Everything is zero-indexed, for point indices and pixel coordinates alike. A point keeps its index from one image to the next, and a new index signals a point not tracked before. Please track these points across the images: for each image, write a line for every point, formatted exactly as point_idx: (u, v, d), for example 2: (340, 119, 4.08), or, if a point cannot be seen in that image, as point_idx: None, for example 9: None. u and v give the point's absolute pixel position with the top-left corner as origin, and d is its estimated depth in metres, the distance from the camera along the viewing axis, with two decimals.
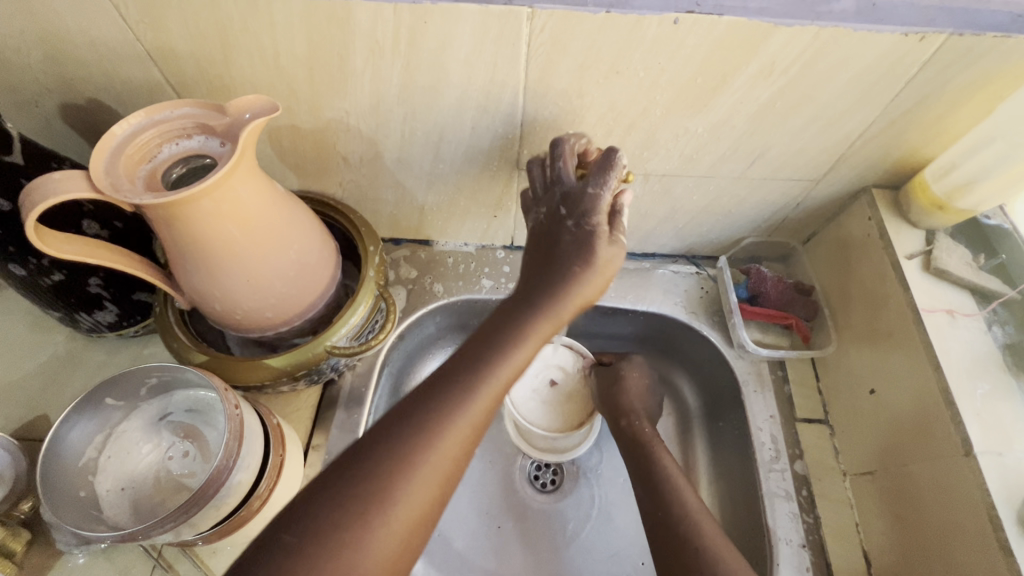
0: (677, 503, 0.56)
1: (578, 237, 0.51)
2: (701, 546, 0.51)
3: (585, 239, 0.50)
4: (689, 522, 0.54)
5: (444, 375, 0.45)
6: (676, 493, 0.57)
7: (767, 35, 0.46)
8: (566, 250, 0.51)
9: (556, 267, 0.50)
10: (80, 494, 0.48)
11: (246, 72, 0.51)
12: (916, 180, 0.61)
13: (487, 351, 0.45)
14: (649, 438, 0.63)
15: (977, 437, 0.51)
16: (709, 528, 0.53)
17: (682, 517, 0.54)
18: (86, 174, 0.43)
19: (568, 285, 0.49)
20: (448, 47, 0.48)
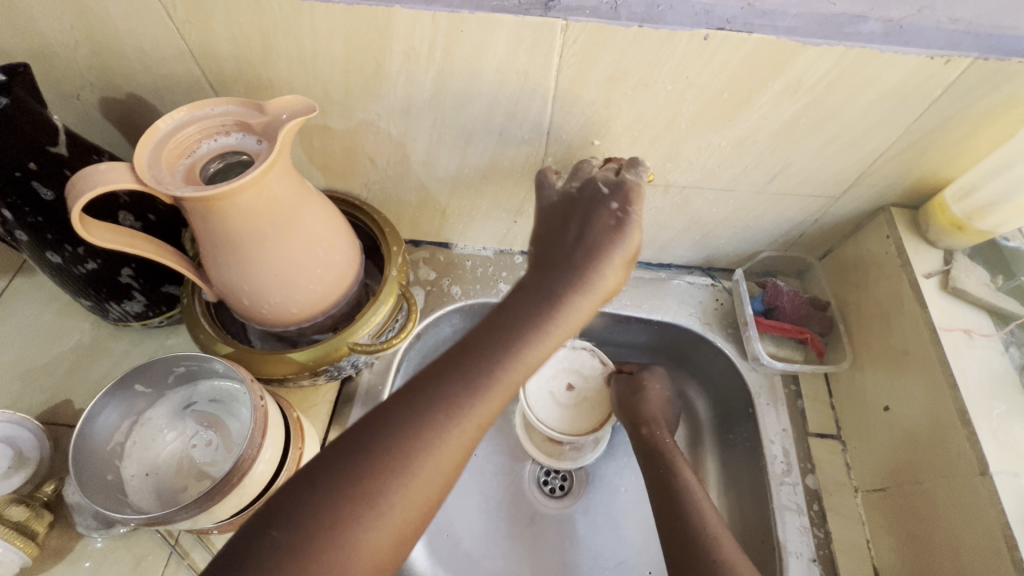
0: (695, 514, 0.56)
1: (616, 226, 0.51)
2: (718, 558, 0.52)
3: (621, 227, 0.50)
4: (708, 534, 0.54)
5: (477, 377, 0.44)
6: (695, 506, 0.57)
7: (795, 54, 0.47)
8: (600, 232, 0.50)
9: (586, 250, 0.50)
10: (107, 477, 0.49)
11: (284, 73, 0.53)
12: (935, 200, 0.61)
13: (511, 340, 0.45)
14: (670, 450, 0.64)
15: (993, 456, 0.51)
16: (726, 540, 0.54)
17: (701, 528, 0.55)
18: (130, 166, 0.45)
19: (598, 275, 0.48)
20: (483, 55, 0.49)
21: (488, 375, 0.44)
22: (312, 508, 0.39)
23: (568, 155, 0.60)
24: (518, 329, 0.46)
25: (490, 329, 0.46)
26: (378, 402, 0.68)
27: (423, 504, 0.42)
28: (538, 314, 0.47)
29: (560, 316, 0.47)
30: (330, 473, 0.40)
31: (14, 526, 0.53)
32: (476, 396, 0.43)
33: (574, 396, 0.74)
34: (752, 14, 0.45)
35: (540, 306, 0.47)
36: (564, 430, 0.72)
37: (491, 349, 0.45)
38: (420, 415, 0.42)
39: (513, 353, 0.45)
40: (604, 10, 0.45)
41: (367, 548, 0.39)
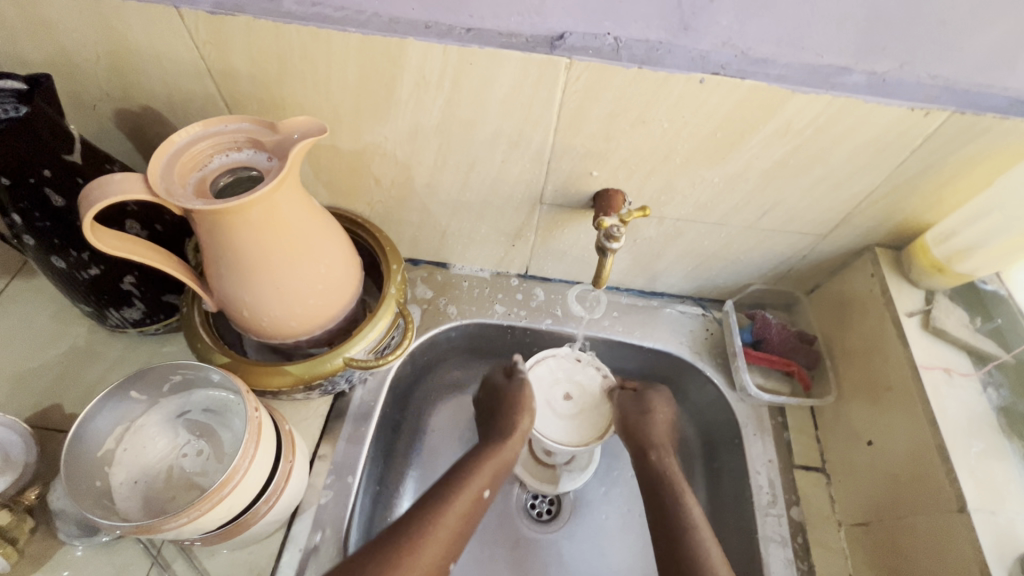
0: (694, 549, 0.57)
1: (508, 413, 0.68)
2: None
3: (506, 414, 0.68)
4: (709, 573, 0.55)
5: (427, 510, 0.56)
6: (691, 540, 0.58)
7: (785, 100, 0.49)
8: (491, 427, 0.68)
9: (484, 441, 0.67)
10: (96, 484, 0.48)
11: (297, 94, 0.55)
12: (918, 242, 0.64)
13: (439, 494, 0.58)
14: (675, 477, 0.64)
15: (971, 494, 0.52)
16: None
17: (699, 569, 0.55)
18: (143, 177, 0.46)
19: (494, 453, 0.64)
20: (489, 87, 0.51)
21: (458, 481, 0.60)
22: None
23: (567, 184, 0.62)
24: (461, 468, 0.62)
25: (412, 518, 0.55)
26: (369, 418, 0.68)
27: (442, 553, 0.54)
28: (469, 465, 0.63)
29: (473, 475, 0.61)
30: None
31: None
32: (436, 513, 0.56)
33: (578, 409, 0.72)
34: (746, 62, 0.48)
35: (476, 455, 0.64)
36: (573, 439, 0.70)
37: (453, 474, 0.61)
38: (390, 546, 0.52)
39: (469, 469, 0.62)
40: (607, 51, 0.48)
41: None
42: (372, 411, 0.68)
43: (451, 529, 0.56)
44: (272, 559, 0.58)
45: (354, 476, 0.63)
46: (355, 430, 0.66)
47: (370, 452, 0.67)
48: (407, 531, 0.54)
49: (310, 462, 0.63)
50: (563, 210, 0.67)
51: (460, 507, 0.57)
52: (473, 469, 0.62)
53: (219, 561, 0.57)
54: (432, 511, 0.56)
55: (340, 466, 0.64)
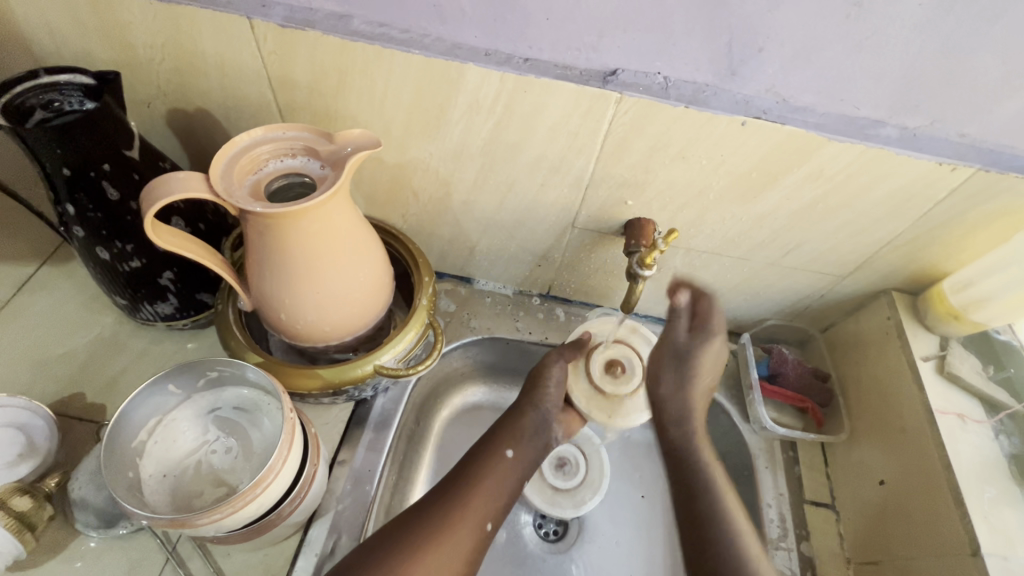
0: (734, 547, 0.53)
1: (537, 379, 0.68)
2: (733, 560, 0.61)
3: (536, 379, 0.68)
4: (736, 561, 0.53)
5: (473, 466, 0.60)
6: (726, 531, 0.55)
7: (821, 146, 0.52)
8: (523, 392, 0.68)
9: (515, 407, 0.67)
10: (128, 474, 0.49)
11: (351, 107, 0.57)
12: (935, 289, 0.66)
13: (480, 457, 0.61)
14: (707, 467, 0.59)
15: (984, 538, 0.53)
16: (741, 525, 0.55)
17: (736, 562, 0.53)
18: (205, 177, 0.48)
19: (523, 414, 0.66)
20: (540, 114, 0.54)
21: (492, 463, 0.60)
22: (410, 521, 0.54)
23: (600, 211, 0.64)
24: (492, 442, 0.63)
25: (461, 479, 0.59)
26: (389, 427, 0.68)
27: (482, 525, 0.56)
28: (499, 431, 0.64)
29: (505, 434, 0.64)
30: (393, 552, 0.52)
31: (17, 516, 0.53)
32: (483, 471, 0.60)
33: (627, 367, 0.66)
34: (787, 108, 0.51)
35: (504, 426, 0.65)
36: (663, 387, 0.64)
37: (477, 457, 0.61)
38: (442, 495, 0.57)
39: (497, 444, 0.63)
40: (656, 89, 0.50)
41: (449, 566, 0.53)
42: (392, 420, 0.69)
43: (486, 509, 0.57)
44: (287, 563, 0.57)
45: (372, 484, 0.64)
46: (374, 438, 0.67)
47: (387, 461, 0.67)
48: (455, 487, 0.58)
49: (329, 467, 0.64)
50: (594, 234, 0.69)
51: (496, 491, 0.59)
52: (498, 443, 0.63)
53: (234, 561, 0.57)
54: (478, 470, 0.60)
55: (359, 473, 0.64)
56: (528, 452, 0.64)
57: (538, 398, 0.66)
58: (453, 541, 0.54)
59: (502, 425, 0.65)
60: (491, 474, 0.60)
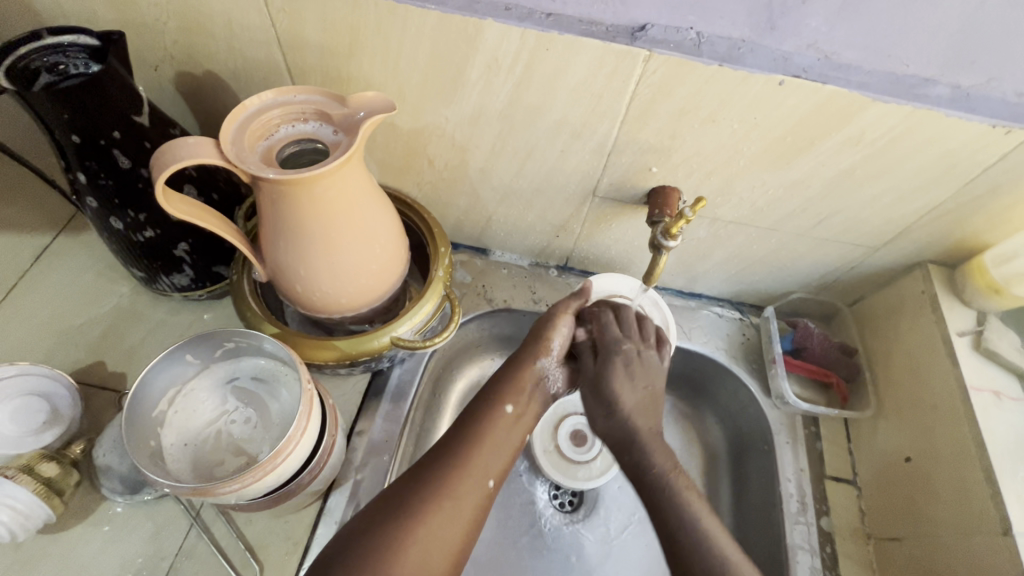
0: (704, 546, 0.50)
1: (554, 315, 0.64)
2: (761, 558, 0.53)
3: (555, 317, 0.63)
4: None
5: (475, 415, 0.57)
6: (689, 535, 0.51)
7: (864, 108, 0.48)
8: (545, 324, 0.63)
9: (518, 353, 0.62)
10: (149, 444, 0.50)
11: (365, 69, 0.54)
12: (974, 262, 0.63)
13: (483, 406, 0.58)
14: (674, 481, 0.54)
15: (1016, 518, 0.52)
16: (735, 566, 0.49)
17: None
18: (215, 142, 0.46)
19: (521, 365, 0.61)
20: (562, 75, 0.51)
21: (466, 474, 0.52)
22: (411, 489, 0.51)
23: (623, 179, 0.62)
24: (457, 448, 0.54)
25: (461, 432, 0.56)
26: (406, 398, 0.68)
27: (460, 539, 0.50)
28: (499, 383, 0.59)
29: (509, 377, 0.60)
30: (387, 524, 0.48)
31: (45, 482, 0.54)
32: (483, 422, 0.56)
33: (587, 439, 0.77)
34: (828, 66, 0.47)
35: (469, 429, 0.56)
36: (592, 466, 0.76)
37: (438, 468, 0.52)
38: (445, 452, 0.54)
39: (468, 452, 0.54)
40: (688, 46, 0.47)
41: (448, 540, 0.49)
42: (409, 391, 0.68)
43: (461, 527, 0.50)
44: (309, 530, 0.58)
45: (389, 454, 0.64)
46: (391, 409, 0.67)
47: (404, 432, 0.67)
48: (457, 442, 0.55)
49: (348, 438, 0.64)
50: (614, 204, 0.66)
51: (470, 501, 0.51)
52: (468, 451, 0.54)
53: (257, 527, 0.58)
54: (479, 423, 0.56)
55: (377, 444, 0.64)
56: (503, 462, 0.55)
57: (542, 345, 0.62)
58: (453, 511, 0.50)
59: (464, 431, 0.56)
60: (463, 484, 0.52)
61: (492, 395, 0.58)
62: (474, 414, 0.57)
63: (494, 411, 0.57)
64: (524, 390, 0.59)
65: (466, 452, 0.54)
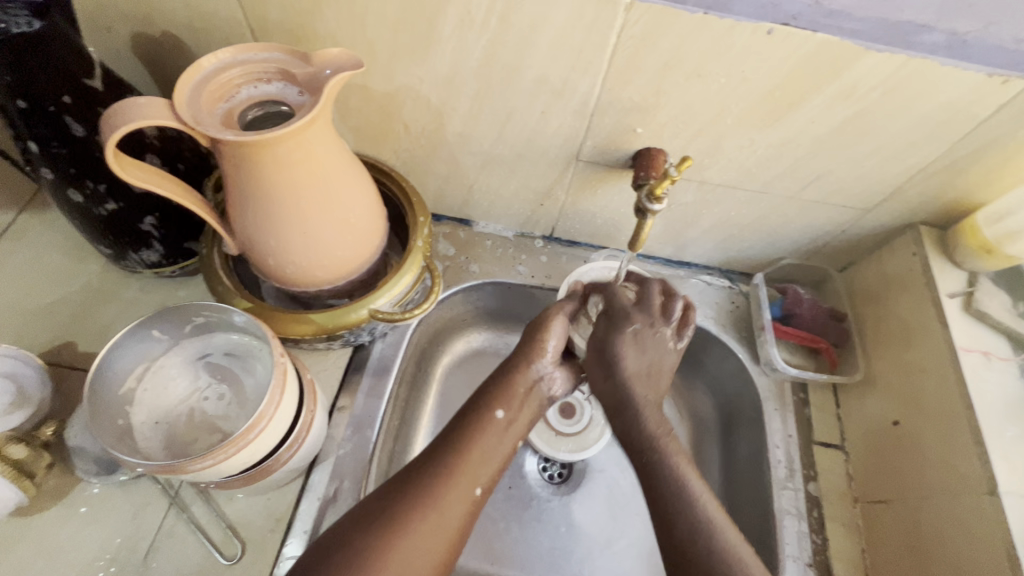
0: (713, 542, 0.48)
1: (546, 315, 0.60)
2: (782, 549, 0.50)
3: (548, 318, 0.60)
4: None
5: (468, 419, 0.55)
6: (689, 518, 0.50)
7: (856, 58, 0.46)
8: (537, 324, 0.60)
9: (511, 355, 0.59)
10: (118, 422, 0.48)
11: (330, 25, 0.51)
12: (966, 222, 0.61)
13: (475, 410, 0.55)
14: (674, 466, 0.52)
15: (1003, 477, 0.52)
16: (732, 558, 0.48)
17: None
18: (169, 103, 0.43)
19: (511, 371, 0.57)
20: (539, 26, 0.48)
21: (456, 478, 0.50)
22: (396, 492, 0.49)
23: (606, 141, 0.59)
24: (445, 453, 0.52)
25: (453, 435, 0.53)
26: (389, 373, 0.66)
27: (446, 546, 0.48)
28: (491, 388, 0.56)
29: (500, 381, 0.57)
30: (369, 530, 0.46)
31: (15, 464, 0.52)
32: (475, 424, 0.54)
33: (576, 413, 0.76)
34: (819, 13, 0.44)
35: (459, 432, 0.53)
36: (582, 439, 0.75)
37: (425, 473, 0.50)
38: (434, 453, 0.52)
39: (458, 456, 0.52)
40: None
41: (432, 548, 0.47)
42: (392, 366, 0.67)
43: (451, 531, 0.48)
44: (291, 507, 0.57)
45: (372, 429, 0.63)
46: (374, 384, 0.65)
47: (388, 407, 0.66)
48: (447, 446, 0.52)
49: (329, 414, 0.62)
50: (599, 168, 0.64)
51: (457, 507, 0.49)
52: (458, 456, 0.52)
53: (237, 505, 0.57)
54: (470, 427, 0.54)
55: (360, 419, 0.63)
56: (492, 469, 0.53)
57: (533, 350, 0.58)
58: (440, 517, 0.48)
59: (451, 436, 0.53)
60: (452, 489, 0.50)
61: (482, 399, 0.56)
62: (462, 419, 0.54)
63: (484, 416, 0.54)
64: (515, 395, 0.56)
65: (455, 456, 0.51)
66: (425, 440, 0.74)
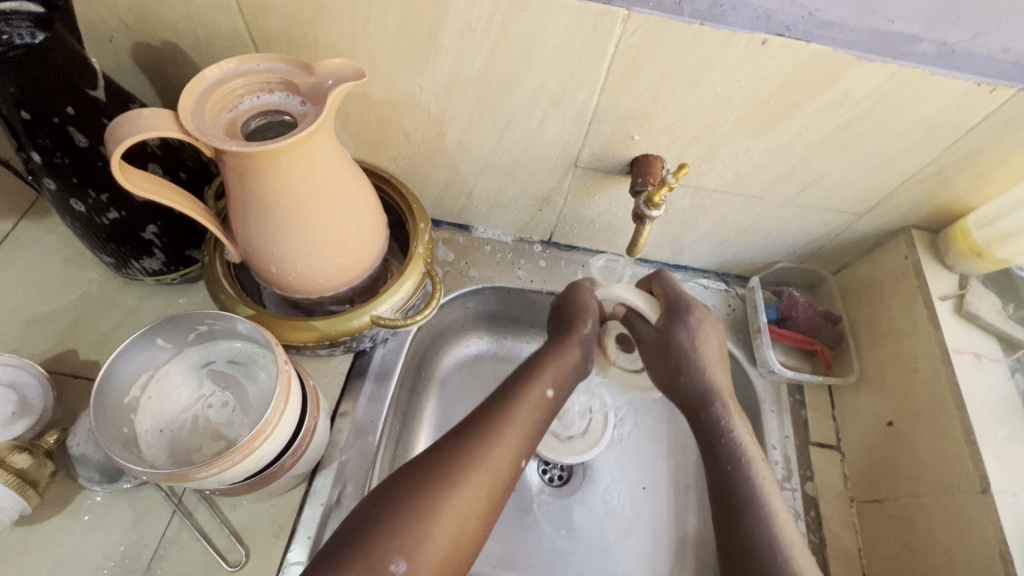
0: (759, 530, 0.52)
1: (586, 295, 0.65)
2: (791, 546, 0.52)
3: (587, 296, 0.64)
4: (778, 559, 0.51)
5: (512, 388, 0.57)
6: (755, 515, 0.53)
7: (848, 67, 0.47)
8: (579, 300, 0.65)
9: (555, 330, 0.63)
10: (123, 431, 0.48)
11: (330, 35, 0.52)
12: (957, 225, 0.63)
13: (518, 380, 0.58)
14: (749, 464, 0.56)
15: (995, 476, 0.53)
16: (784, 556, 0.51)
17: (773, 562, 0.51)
18: (174, 114, 0.43)
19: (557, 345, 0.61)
20: (539, 37, 0.49)
21: (486, 462, 0.51)
22: (442, 457, 0.51)
23: (604, 148, 0.60)
24: (478, 434, 0.52)
25: (496, 402, 0.55)
26: (390, 379, 0.67)
27: (485, 510, 0.50)
28: (537, 360, 0.60)
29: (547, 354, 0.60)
30: (414, 493, 0.48)
31: (18, 473, 0.52)
32: (519, 393, 0.56)
33: (574, 416, 0.77)
34: (813, 24, 0.45)
35: (505, 400, 0.55)
36: (581, 443, 0.75)
37: (456, 457, 0.50)
38: (479, 419, 0.54)
39: (490, 441, 0.52)
40: (668, 5, 0.45)
41: (473, 513, 0.49)
42: (393, 371, 0.67)
43: (479, 512, 0.49)
44: (294, 512, 0.58)
45: (374, 434, 0.63)
46: (375, 389, 0.66)
47: (389, 412, 0.67)
48: (493, 412, 0.54)
49: (331, 419, 0.63)
50: (598, 174, 0.65)
51: (498, 472, 0.51)
52: (501, 423, 0.53)
53: (240, 511, 0.57)
54: (514, 395, 0.56)
55: (362, 424, 0.64)
56: (532, 435, 0.55)
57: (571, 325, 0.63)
58: (481, 482, 0.50)
59: (496, 403, 0.55)
60: (488, 463, 0.51)
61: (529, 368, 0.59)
62: (504, 397, 0.56)
63: (531, 385, 0.57)
64: (556, 367, 0.59)
65: (500, 424, 0.53)
66: (425, 445, 0.74)
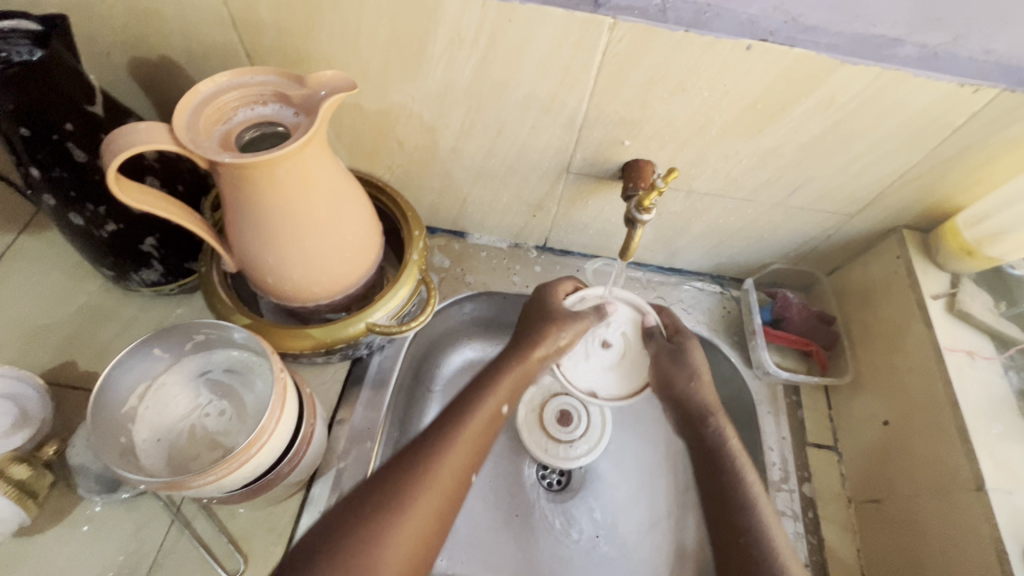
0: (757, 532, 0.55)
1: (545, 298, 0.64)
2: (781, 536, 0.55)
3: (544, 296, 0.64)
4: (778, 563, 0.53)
5: (462, 403, 0.56)
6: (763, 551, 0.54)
7: (832, 71, 0.48)
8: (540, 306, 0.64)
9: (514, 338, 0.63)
10: (121, 440, 0.49)
11: (322, 47, 0.53)
12: (948, 225, 0.63)
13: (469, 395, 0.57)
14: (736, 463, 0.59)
15: (989, 474, 0.53)
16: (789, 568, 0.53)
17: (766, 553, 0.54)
18: (168, 127, 0.44)
19: (514, 355, 0.60)
20: (527, 46, 0.49)
21: (431, 475, 0.50)
22: (382, 479, 0.49)
23: (596, 153, 0.61)
24: (422, 451, 0.51)
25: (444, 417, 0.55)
26: (387, 385, 0.67)
27: (430, 524, 0.49)
28: (494, 368, 0.59)
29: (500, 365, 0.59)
30: (351, 516, 0.46)
31: (17, 484, 0.52)
32: (470, 407, 0.55)
33: (575, 422, 0.76)
34: (795, 29, 0.46)
35: (455, 412, 0.55)
36: (580, 453, 0.74)
37: (390, 476, 0.49)
38: (426, 434, 0.53)
39: (435, 454, 0.51)
40: (652, 12, 0.46)
41: (414, 531, 0.47)
42: (389, 378, 0.68)
43: (423, 523, 0.48)
44: (292, 520, 0.58)
45: (372, 441, 0.64)
46: (372, 396, 0.66)
47: (386, 419, 0.67)
48: (437, 428, 0.53)
49: (329, 426, 0.63)
50: (590, 180, 0.65)
51: (442, 488, 0.50)
52: (448, 437, 0.52)
53: (238, 520, 0.58)
54: (466, 408, 0.55)
55: (359, 432, 0.64)
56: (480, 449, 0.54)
57: (540, 328, 0.61)
58: (423, 498, 0.49)
59: (446, 415, 0.55)
60: (431, 475, 0.50)
61: (481, 386, 0.58)
62: (451, 412, 0.55)
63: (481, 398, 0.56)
64: (519, 376, 0.59)
65: (447, 439, 0.52)
66: None
